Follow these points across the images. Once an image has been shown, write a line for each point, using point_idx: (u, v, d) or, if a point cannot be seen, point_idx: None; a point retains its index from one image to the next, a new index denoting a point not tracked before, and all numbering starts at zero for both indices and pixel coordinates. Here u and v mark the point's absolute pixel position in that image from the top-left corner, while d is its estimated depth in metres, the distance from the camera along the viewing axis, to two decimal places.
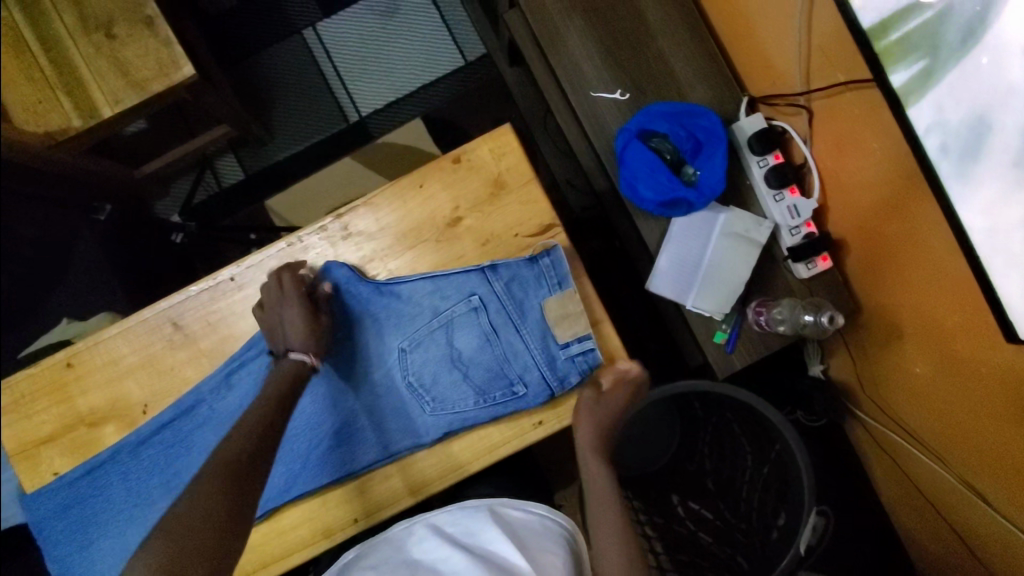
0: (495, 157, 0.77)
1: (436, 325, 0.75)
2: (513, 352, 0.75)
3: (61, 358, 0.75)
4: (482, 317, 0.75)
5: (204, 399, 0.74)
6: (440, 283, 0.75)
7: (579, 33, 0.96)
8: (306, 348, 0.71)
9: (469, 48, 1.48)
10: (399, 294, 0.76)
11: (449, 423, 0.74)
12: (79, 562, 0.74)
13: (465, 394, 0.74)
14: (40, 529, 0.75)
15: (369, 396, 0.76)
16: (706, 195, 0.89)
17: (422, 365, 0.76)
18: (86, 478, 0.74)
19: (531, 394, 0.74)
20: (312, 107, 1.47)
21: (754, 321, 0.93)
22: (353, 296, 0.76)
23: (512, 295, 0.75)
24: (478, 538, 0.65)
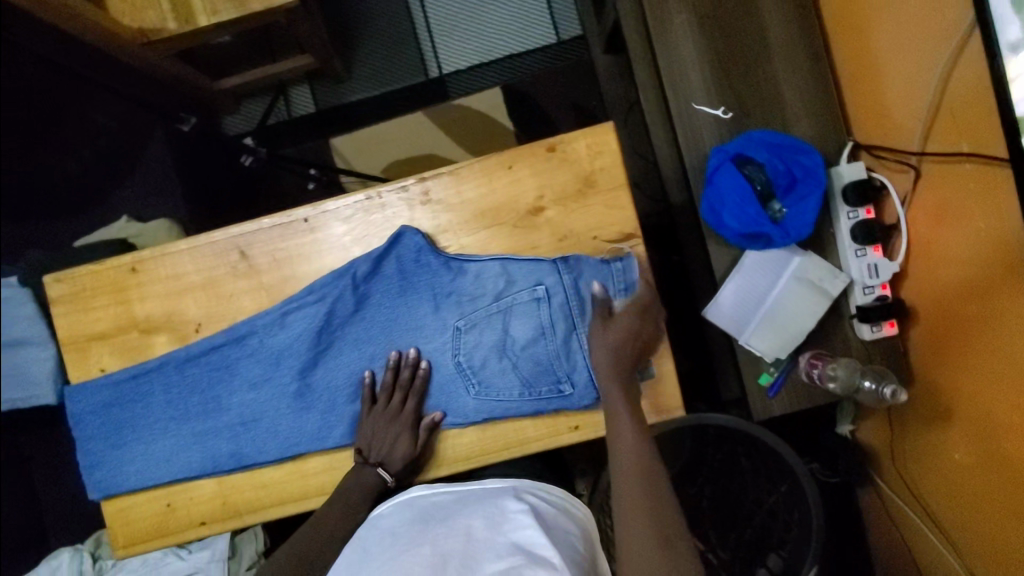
0: (590, 155, 0.75)
1: (496, 309, 0.74)
2: (567, 351, 0.74)
3: (128, 261, 0.76)
4: (543, 309, 0.74)
5: (257, 332, 0.75)
6: (510, 268, 0.74)
7: (694, 40, 0.92)
8: (394, 471, 0.73)
9: (565, 27, 1.43)
10: (465, 271, 0.75)
11: (492, 409, 0.74)
12: (109, 461, 0.76)
13: (510, 384, 0.74)
14: (77, 421, 0.76)
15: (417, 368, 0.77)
16: (789, 237, 0.86)
17: (473, 347, 0.75)
18: (130, 382, 0.76)
19: (576, 395, 0.73)
20: (395, 54, 1.45)
21: (805, 373, 0.91)
22: (419, 263, 0.75)
23: (578, 294, 0.73)
24: (500, 504, 0.62)
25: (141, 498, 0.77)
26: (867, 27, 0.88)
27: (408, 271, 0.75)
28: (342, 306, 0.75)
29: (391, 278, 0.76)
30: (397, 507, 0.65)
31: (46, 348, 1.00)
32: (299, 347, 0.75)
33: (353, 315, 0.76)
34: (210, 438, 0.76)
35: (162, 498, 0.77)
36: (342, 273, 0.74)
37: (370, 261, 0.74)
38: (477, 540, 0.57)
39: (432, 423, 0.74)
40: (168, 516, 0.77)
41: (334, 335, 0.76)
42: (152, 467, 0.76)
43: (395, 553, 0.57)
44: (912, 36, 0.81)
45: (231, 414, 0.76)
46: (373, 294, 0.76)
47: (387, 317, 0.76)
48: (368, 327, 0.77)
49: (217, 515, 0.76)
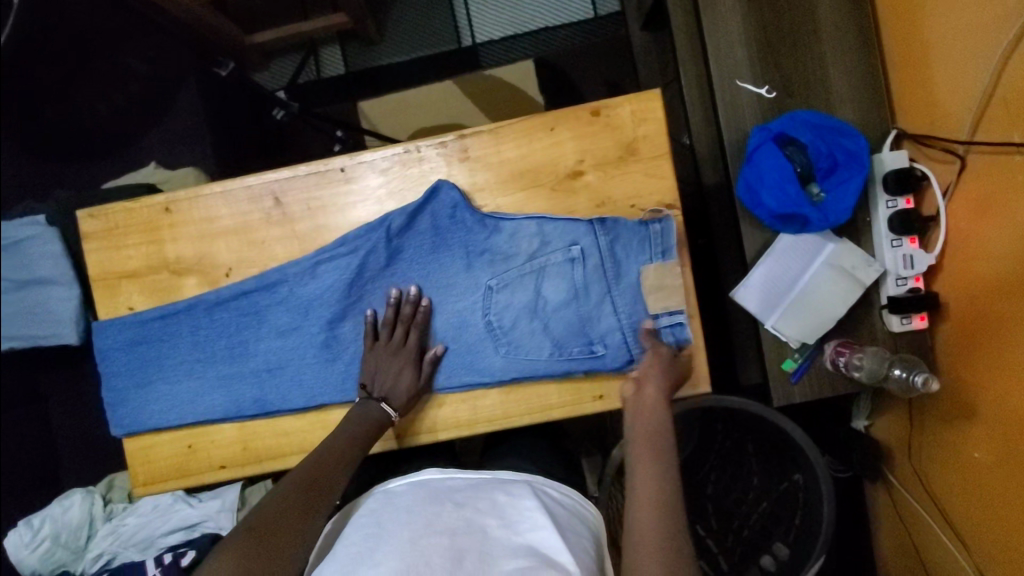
0: (634, 121, 0.73)
1: (529, 268, 0.73)
2: (598, 313, 0.73)
3: (161, 201, 0.76)
4: (577, 269, 0.73)
5: (287, 279, 0.75)
6: (546, 227, 0.73)
7: (744, 14, 0.90)
8: (398, 406, 0.72)
9: (603, 2, 1.41)
10: (501, 229, 0.74)
11: (519, 369, 0.74)
12: (132, 400, 0.77)
13: (541, 344, 0.73)
14: (103, 357, 0.77)
15: (444, 323, 0.76)
16: (828, 221, 0.84)
17: (504, 306, 0.74)
18: (158, 322, 0.76)
19: (608, 357, 0.72)
20: (429, 20, 1.43)
21: (831, 361, 0.90)
22: (453, 218, 0.74)
23: (614, 256, 0.72)
24: (518, 503, 0.64)
25: (163, 438, 0.78)
26: (922, 11, 0.86)
27: (442, 226, 0.75)
28: (374, 259, 0.75)
29: (425, 233, 0.75)
30: (413, 485, 0.66)
31: (71, 288, 1.01)
32: (328, 296, 0.75)
33: (386, 268, 0.76)
34: (236, 382, 0.76)
35: (184, 440, 0.77)
36: (376, 226, 0.74)
37: (406, 213, 0.74)
38: (493, 538, 0.59)
39: (433, 356, 0.74)
40: (189, 458, 0.77)
41: (365, 286, 0.76)
42: (178, 408, 0.76)
43: (412, 533, 0.58)
44: (972, 20, 0.78)
45: (259, 359, 0.76)
46: (406, 247, 0.75)
47: (418, 274, 0.76)
48: (399, 282, 0.76)
49: (236, 460, 0.77)
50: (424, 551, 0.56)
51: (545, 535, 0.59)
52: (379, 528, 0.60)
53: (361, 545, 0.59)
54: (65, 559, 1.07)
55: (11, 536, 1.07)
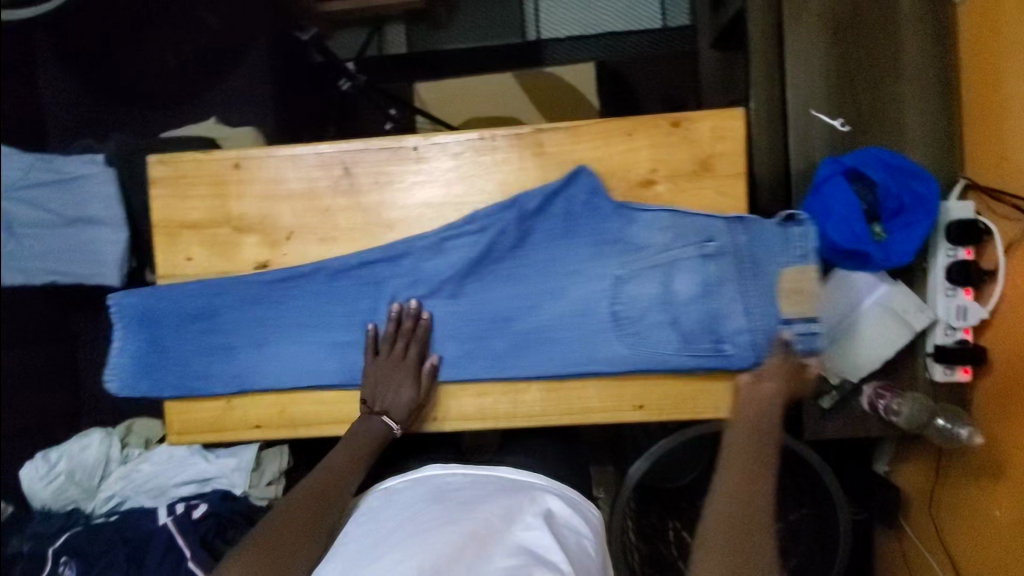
0: (714, 136, 0.72)
1: (660, 261, 0.72)
2: (730, 310, 0.71)
3: (232, 157, 0.76)
4: (712, 266, 0.71)
5: (411, 247, 0.74)
6: (681, 221, 0.71)
7: (828, 44, 0.90)
8: (398, 419, 0.73)
9: (672, 15, 1.42)
10: (636, 220, 0.72)
11: (645, 360, 0.73)
12: (164, 369, 0.78)
13: (668, 338, 0.72)
14: (124, 329, 0.77)
15: (567, 310, 0.74)
16: (889, 261, 0.83)
17: (632, 299, 0.72)
18: (278, 284, 0.76)
19: (739, 356, 0.71)
20: (496, 11, 1.44)
21: (868, 402, 0.89)
22: (588, 207, 0.73)
23: (751, 254, 0.71)
24: (517, 502, 0.62)
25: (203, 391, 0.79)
26: (1002, 58, 0.83)
27: (574, 212, 0.73)
28: (502, 240, 0.73)
29: (556, 217, 0.73)
30: (412, 483, 0.66)
31: (119, 232, 1.02)
32: (452, 267, 0.74)
33: (513, 250, 0.74)
34: (350, 350, 0.76)
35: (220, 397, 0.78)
36: (507, 207, 0.73)
37: (540, 198, 0.72)
38: (490, 531, 0.57)
39: (430, 367, 0.74)
40: (223, 415, 0.78)
41: (489, 267, 0.75)
42: (283, 369, 0.77)
43: (411, 532, 0.58)
44: None
45: (373, 330, 0.76)
46: (535, 229, 0.74)
47: (545, 257, 0.74)
48: (525, 262, 0.75)
49: (272, 422, 0.77)
50: (422, 552, 0.55)
51: (541, 528, 0.58)
52: (381, 529, 0.61)
53: (363, 546, 0.59)
54: (76, 497, 1.07)
55: (27, 468, 1.06)
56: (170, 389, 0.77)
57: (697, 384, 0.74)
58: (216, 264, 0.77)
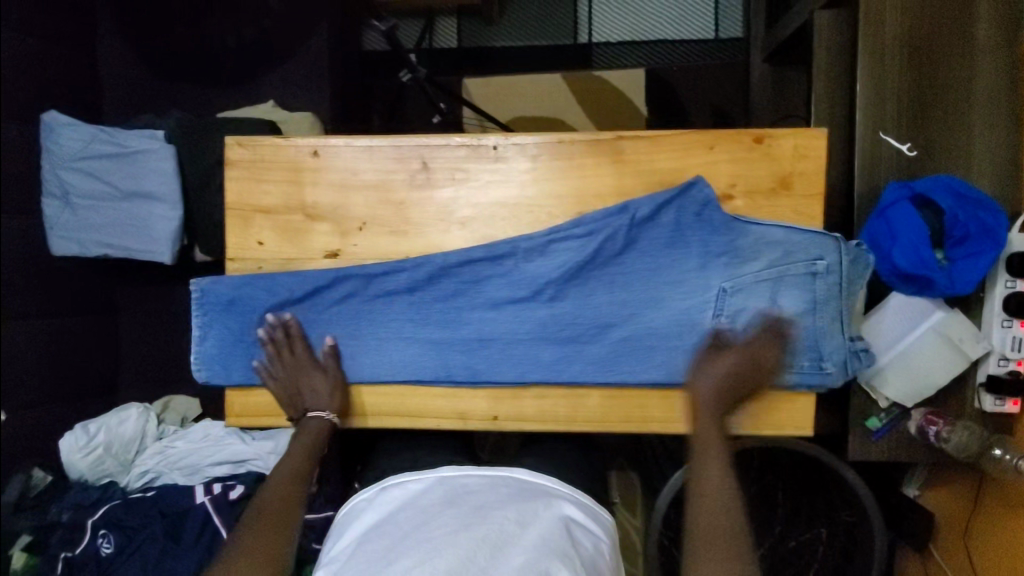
0: (795, 155, 0.73)
1: (767, 277, 0.72)
2: (831, 329, 0.73)
3: (311, 144, 0.76)
4: (816, 284, 0.72)
5: (517, 249, 0.75)
6: (792, 238, 0.72)
7: (901, 67, 0.90)
8: (327, 406, 0.75)
9: (726, 26, 1.41)
10: (747, 232, 0.72)
11: (746, 374, 0.74)
12: (246, 355, 0.78)
13: (771, 353, 0.73)
14: (203, 315, 0.78)
15: (668, 320, 0.75)
16: (952, 289, 0.83)
17: (735, 311, 0.73)
18: (380, 277, 0.76)
19: (836, 375, 0.73)
20: (549, 11, 1.43)
21: (916, 426, 0.90)
22: (700, 217, 0.73)
23: (849, 276, 0.73)
24: (535, 509, 0.63)
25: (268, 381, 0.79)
26: None
27: (684, 224, 0.73)
28: (611, 245, 0.74)
29: (665, 228, 0.73)
30: (427, 483, 0.66)
31: (174, 209, 1.02)
32: (555, 271, 0.75)
33: (618, 256, 0.74)
34: (446, 348, 0.77)
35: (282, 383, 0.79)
36: (618, 212, 0.73)
37: (652, 205, 0.72)
38: (508, 537, 0.58)
39: (328, 350, 0.77)
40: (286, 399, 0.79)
41: (592, 271, 0.75)
42: (381, 362, 0.78)
43: (430, 538, 0.58)
44: None
45: (471, 327, 0.77)
46: (642, 238, 0.74)
47: (651, 266, 0.74)
48: (629, 270, 0.75)
49: None
50: (441, 558, 0.55)
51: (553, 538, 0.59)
52: (401, 531, 0.60)
53: (385, 549, 0.58)
54: (112, 470, 1.05)
55: (66, 439, 1.04)
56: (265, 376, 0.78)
57: (760, 400, 0.75)
58: (287, 250, 0.77)
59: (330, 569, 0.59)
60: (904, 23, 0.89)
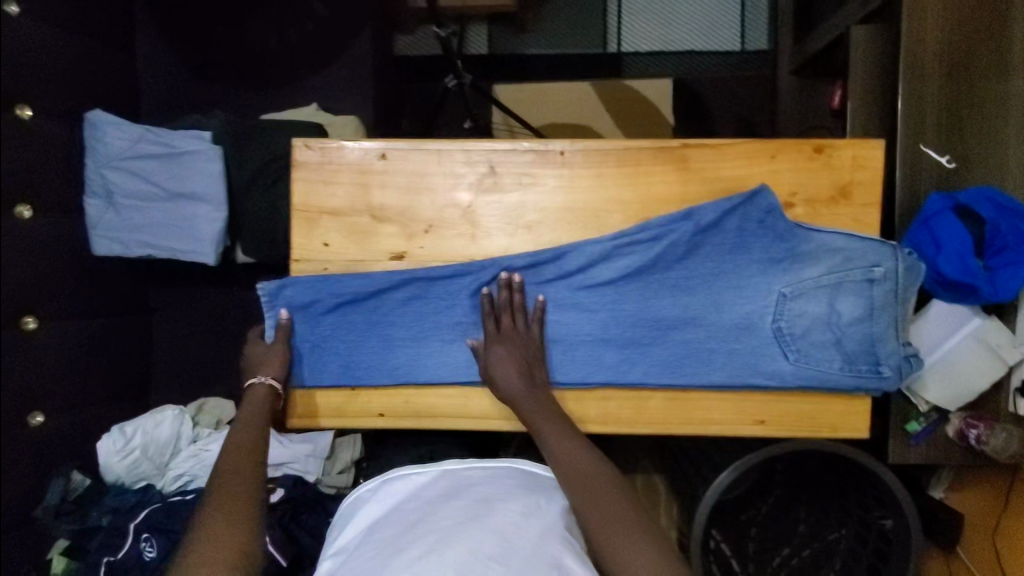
0: (853, 166, 0.76)
1: (827, 282, 0.75)
2: (889, 334, 0.75)
3: (380, 147, 0.77)
4: (874, 290, 0.74)
5: (581, 252, 0.75)
6: (852, 245, 0.74)
7: (940, 82, 0.93)
8: (265, 374, 0.76)
9: (752, 38, 1.45)
10: (809, 239, 0.74)
11: (807, 377, 0.75)
12: (313, 355, 0.79)
13: (831, 357, 0.75)
14: (269, 316, 0.78)
15: (729, 324, 0.76)
16: (995, 296, 0.85)
17: (796, 315, 0.75)
18: (446, 280, 0.77)
19: (893, 378, 0.75)
20: (579, 21, 1.45)
21: (956, 429, 0.92)
22: (762, 223, 0.74)
23: (906, 282, 0.74)
24: (540, 502, 0.64)
25: (333, 387, 0.80)
26: None
27: (747, 231, 0.75)
28: (674, 249, 0.75)
29: (728, 234, 0.75)
30: (435, 477, 0.68)
31: (219, 210, 1.03)
32: (618, 275, 0.76)
33: (680, 260, 0.76)
34: None
35: (346, 386, 0.79)
36: (683, 218, 0.74)
37: (716, 212, 0.74)
38: (515, 526, 0.59)
39: (280, 325, 0.77)
40: (350, 401, 0.80)
41: (655, 275, 0.76)
42: (444, 363, 0.78)
43: (438, 528, 0.58)
44: None
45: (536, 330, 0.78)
46: (705, 244, 0.75)
47: (713, 271, 0.76)
48: (690, 275, 0.76)
49: (398, 410, 0.79)
50: (453, 547, 0.55)
51: (553, 528, 0.60)
52: (408, 522, 0.61)
53: (392, 539, 0.59)
54: (147, 473, 1.01)
55: (103, 440, 1.00)
56: (330, 377, 0.79)
57: (818, 403, 0.78)
58: (352, 251, 0.78)
59: (335, 560, 0.61)
60: (943, 38, 0.92)
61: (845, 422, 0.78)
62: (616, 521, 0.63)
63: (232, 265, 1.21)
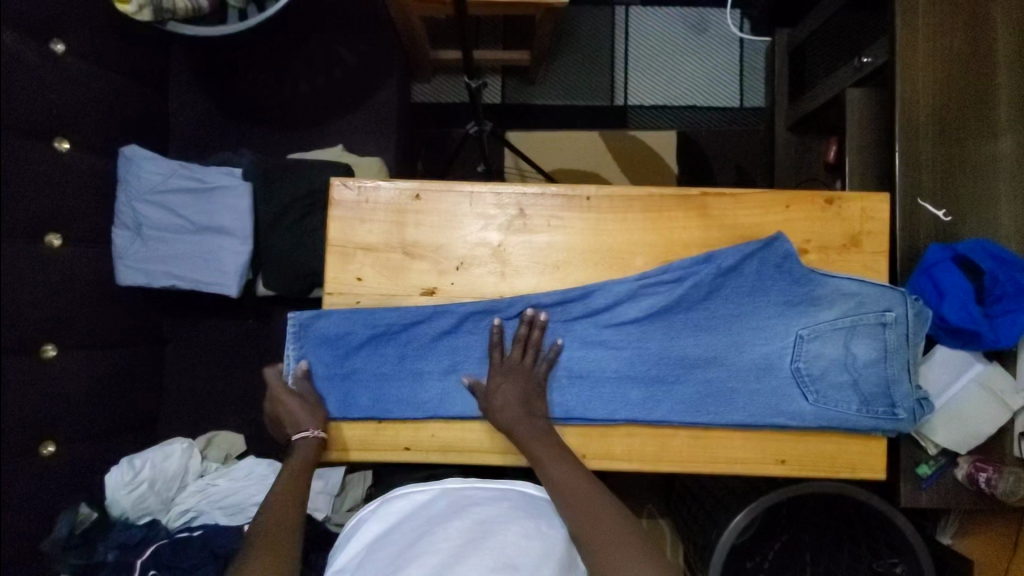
0: (862, 217, 0.81)
1: (842, 325, 0.79)
2: (904, 377, 0.78)
3: (414, 188, 0.81)
4: (887, 334, 0.78)
5: (607, 291, 0.79)
6: (866, 290, 0.78)
7: (934, 141, 0.99)
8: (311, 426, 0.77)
9: (750, 97, 1.54)
10: (824, 284, 0.78)
11: (827, 418, 0.78)
12: (340, 387, 0.80)
13: (849, 398, 0.79)
14: (298, 348, 0.80)
15: (749, 364, 0.80)
16: (997, 342, 0.89)
17: (813, 357, 0.79)
18: (476, 316, 0.79)
19: (910, 421, 0.78)
20: (588, 75, 1.54)
21: (965, 474, 0.93)
22: (780, 268, 0.79)
23: (917, 326, 0.78)
24: (539, 526, 0.66)
25: (359, 421, 0.80)
26: None
27: (765, 275, 0.79)
28: (696, 291, 0.79)
29: (747, 277, 0.79)
30: (436, 496, 0.70)
31: (245, 244, 1.04)
32: (643, 314, 0.79)
33: (701, 301, 0.80)
34: None
35: (372, 419, 0.80)
36: (705, 261, 0.78)
37: (737, 256, 0.78)
38: (516, 548, 0.61)
39: (303, 373, 0.79)
40: (376, 434, 0.80)
41: (678, 315, 0.80)
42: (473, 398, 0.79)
43: (442, 546, 0.60)
44: None
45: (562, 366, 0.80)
46: (726, 286, 0.79)
47: (733, 313, 0.80)
48: (712, 315, 0.80)
49: (424, 445, 0.80)
50: (458, 564, 0.57)
51: (550, 555, 0.62)
52: (411, 540, 0.63)
53: (395, 557, 0.61)
54: (153, 508, 0.98)
55: (112, 473, 0.96)
56: (356, 409, 0.80)
57: (836, 444, 0.80)
58: (384, 287, 0.81)
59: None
60: (937, 100, 0.99)
61: (863, 462, 0.80)
62: (619, 546, 0.64)
63: (247, 298, 1.22)
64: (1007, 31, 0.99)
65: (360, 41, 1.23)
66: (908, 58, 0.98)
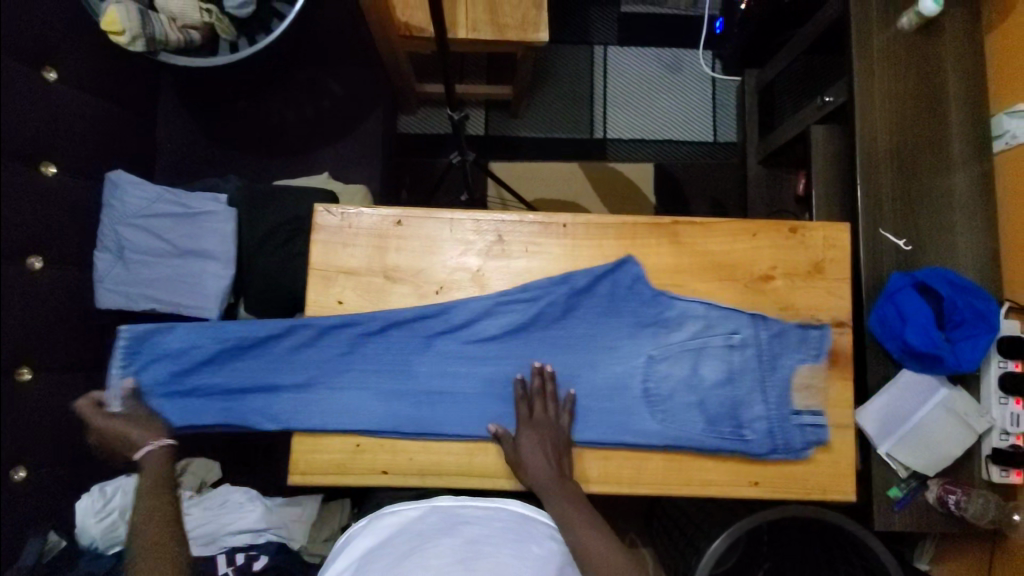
0: (825, 245, 0.85)
1: (689, 347, 0.82)
2: (749, 400, 0.82)
3: (396, 214, 0.83)
4: (734, 356, 0.82)
5: (464, 307, 0.82)
6: (710, 313, 0.82)
7: (892, 175, 1.04)
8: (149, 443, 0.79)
9: (724, 132, 1.61)
10: (671, 306, 0.83)
11: (671, 437, 0.80)
12: (185, 403, 0.82)
13: (694, 419, 0.81)
14: (139, 365, 0.82)
15: (600, 383, 0.82)
16: (959, 366, 0.92)
17: (661, 377, 0.82)
18: (345, 337, 0.82)
19: (755, 442, 0.81)
20: (568, 110, 1.59)
21: (935, 496, 0.95)
22: (629, 291, 0.83)
23: (768, 349, 0.82)
24: (529, 548, 0.66)
25: (331, 441, 0.81)
26: None
27: (618, 295, 0.83)
28: (550, 310, 0.82)
29: (598, 298, 0.83)
30: (428, 513, 0.71)
31: (228, 268, 1.05)
32: (500, 331, 0.82)
33: (556, 322, 0.83)
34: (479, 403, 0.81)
35: (351, 439, 0.81)
36: (558, 283, 0.82)
37: (589, 277, 0.82)
38: (507, 569, 0.61)
39: (127, 392, 0.80)
40: (353, 458, 0.80)
41: (533, 333, 0.83)
42: (327, 417, 0.80)
43: (433, 562, 0.60)
44: None
45: (420, 383, 0.82)
46: (580, 307, 0.83)
47: (581, 332, 0.83)
48: (568, 335, 0.83)
49: (401, 467, 0.80)
50: None
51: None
52: (401, 554, 0.63)
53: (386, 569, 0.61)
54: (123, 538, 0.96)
55: (81, 501, 0.95)
56: (197, 421, 0.81)
57: (806, 466, 0.82)
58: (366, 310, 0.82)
59: None
60: (894, 135, 1.04)
61: (835, 484, 0.82)
62: None
63: None
64: (955, 75, 1.06)
65: (348, 74, 1.28)
66: (865, 98, 1.05)
